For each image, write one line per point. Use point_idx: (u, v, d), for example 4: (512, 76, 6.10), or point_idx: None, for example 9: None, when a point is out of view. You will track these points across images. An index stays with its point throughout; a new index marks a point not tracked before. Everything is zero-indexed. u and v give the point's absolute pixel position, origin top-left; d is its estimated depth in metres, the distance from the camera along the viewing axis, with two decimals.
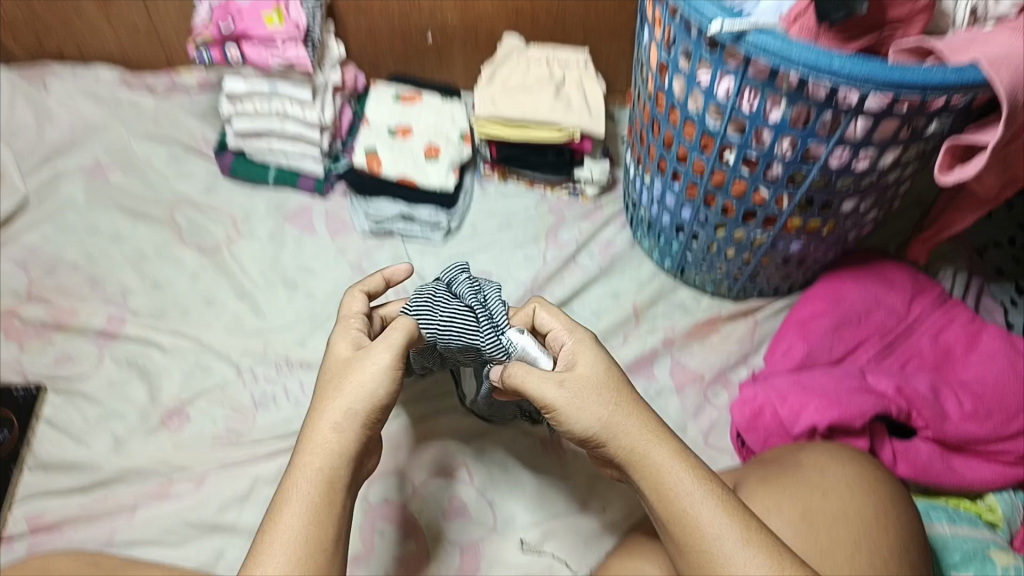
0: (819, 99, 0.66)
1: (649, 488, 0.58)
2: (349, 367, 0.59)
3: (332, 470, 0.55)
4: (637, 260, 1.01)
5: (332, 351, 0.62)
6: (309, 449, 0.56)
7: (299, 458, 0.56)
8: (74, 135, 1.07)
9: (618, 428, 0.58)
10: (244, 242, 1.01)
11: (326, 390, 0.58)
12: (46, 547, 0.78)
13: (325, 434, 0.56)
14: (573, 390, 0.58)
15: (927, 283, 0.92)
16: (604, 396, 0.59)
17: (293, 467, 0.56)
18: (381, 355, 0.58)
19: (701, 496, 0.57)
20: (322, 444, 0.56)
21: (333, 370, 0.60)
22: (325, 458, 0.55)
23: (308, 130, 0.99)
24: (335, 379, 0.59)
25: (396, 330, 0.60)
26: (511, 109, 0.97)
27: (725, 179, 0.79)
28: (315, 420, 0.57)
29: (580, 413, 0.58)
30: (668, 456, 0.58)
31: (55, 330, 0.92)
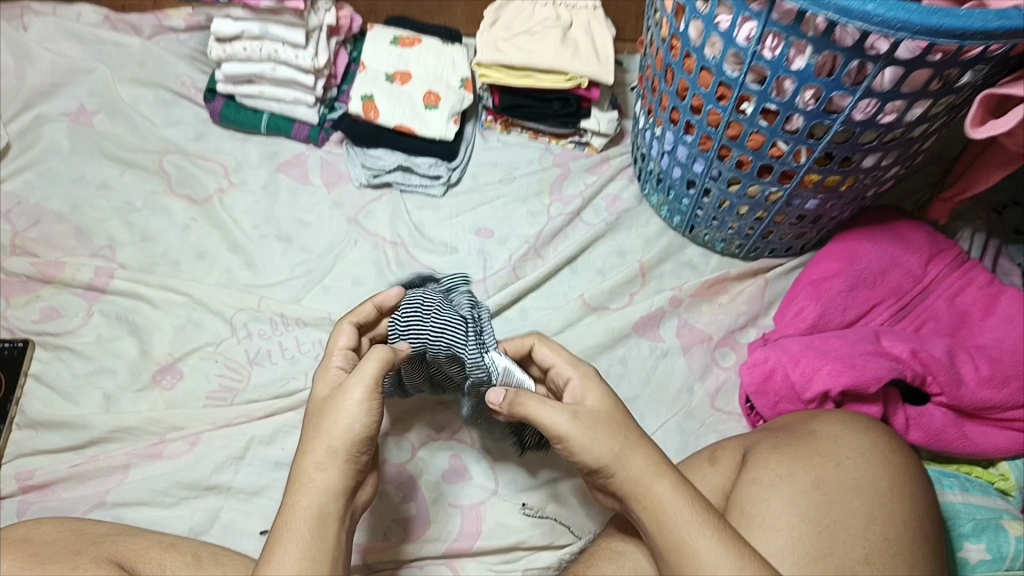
0: (847, 47, 0.61)
1: (649, 518, 0.56)
2: (329, 405, 0.56)
3: (321, 511, 0.53)
4: (645, 216, 0.97)
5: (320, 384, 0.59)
6: (298, 492, 0.53)
7: (289, 502, 0.53)
8: (56, 78, 1.02)
9: (626, 460, 0.57)
10: (237, 193, 0.97)
11: (309, 430, 0.56)
12: (37, 505, 0.77)
13: (311, 477, 0.53)
14: (586, 422, 0.57)
15: (945, 243, 0.88)
16: (616, 430, 0.58)
17: (284, 510, 0.53)
18: (354, 389, 0.55)
19: (699, 526, 0.55)
20: (310, 485, 0.53)
21: (320, 406, 0.57)
22: (312, 499, 0.53)
23: (301, 75, 0.95)
24: (317, 417, 0.56)
25: (368, 362, 0.56)
26: (515, 56, 0.92)
27: (741, 132, 0.75)
28: (301, 461, 0.54)
29: (593, 445, 0.57)
30: (671, 490, 0.56)
31: (41, 284, 0.89)
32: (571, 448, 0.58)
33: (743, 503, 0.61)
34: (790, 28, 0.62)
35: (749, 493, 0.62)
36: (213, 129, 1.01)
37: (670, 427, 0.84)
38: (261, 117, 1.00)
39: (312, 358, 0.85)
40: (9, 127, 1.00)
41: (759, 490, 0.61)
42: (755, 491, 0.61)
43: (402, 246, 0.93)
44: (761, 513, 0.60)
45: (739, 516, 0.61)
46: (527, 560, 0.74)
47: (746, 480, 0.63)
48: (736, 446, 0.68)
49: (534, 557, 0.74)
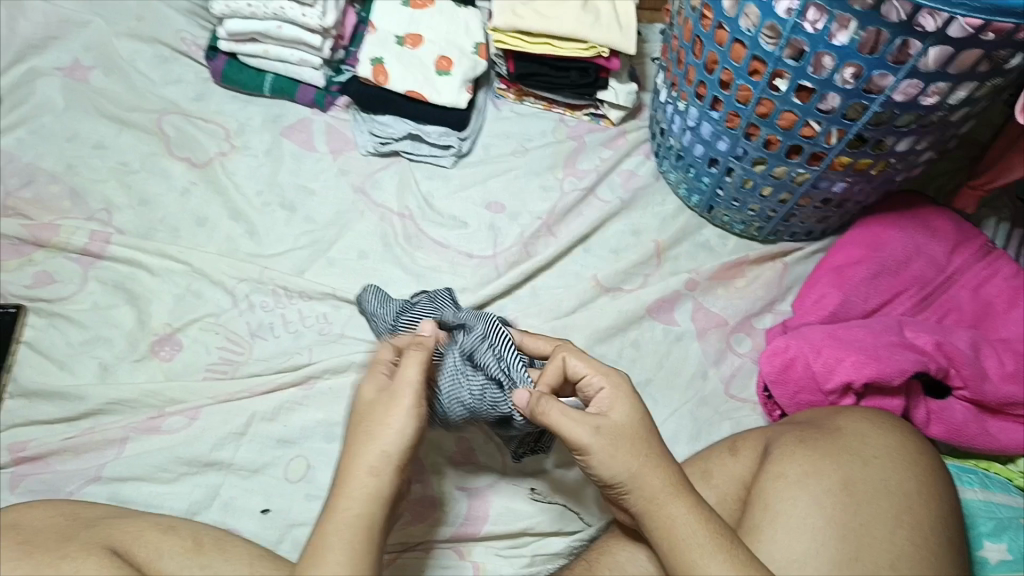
0: (895, 23, 0.58)
1: (657, 535, 0.56)
2: (376, 410, 0.54)
3: (367, 518, 0.52)
4: (661, 194, 0.94)
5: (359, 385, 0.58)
6: (344, 498, 0.52)
7: (333, 510, 0.52)
8: (49, 31, 0.97)
9: (643, 480, 0.55)
10: (239, 157, 0.93)
11: (353, 435, 0.54)
12: (30, 479, 0.74)
13: (358, 484, 0.52)
14: (606, 440, 0.55)
15: (971, 232, 0.85)
16: (637, 450, 0.56)
17: (328, 519, 0.52)
18: (405, 395, 0.54)
19: (700, 549, 0.54)
20: (358, 490, 0.52)
21: (361, 409, 0.56)
22: (358, 506, 0.52)
23: (307, 35, 0.90)
24: (364, 423, 0.55)
25: (412, 366, 0.56)
26: (533, 21, 0.87)
27: (772, 109, 0.72)
28: (346, 467, 0.53)
29: (611, 462, 0.55)
30: (684, 512, 0.55)
31: (34, 247, 0.85)
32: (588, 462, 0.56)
33: (767, 498, 0.60)
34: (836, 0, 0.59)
35: (774, 489, 0.60)
36: (214, 90, 0.97)
37: (683, 413, 0.81)
38: (264, 78, 0.96)
39: (316, 333, 0.82)
40: None
41: (786, 487, 0.60)
42: (780, 487, 0.60)
43: (410, 218, 0.90)
44: (785, 511, 0.59)
45: (763, 511, 0.60)
46: (537, 546, 0.73)
47: (772, 474, 0.61)
48: (758, 437, 0.66)
49: (544, 542, 0.73)
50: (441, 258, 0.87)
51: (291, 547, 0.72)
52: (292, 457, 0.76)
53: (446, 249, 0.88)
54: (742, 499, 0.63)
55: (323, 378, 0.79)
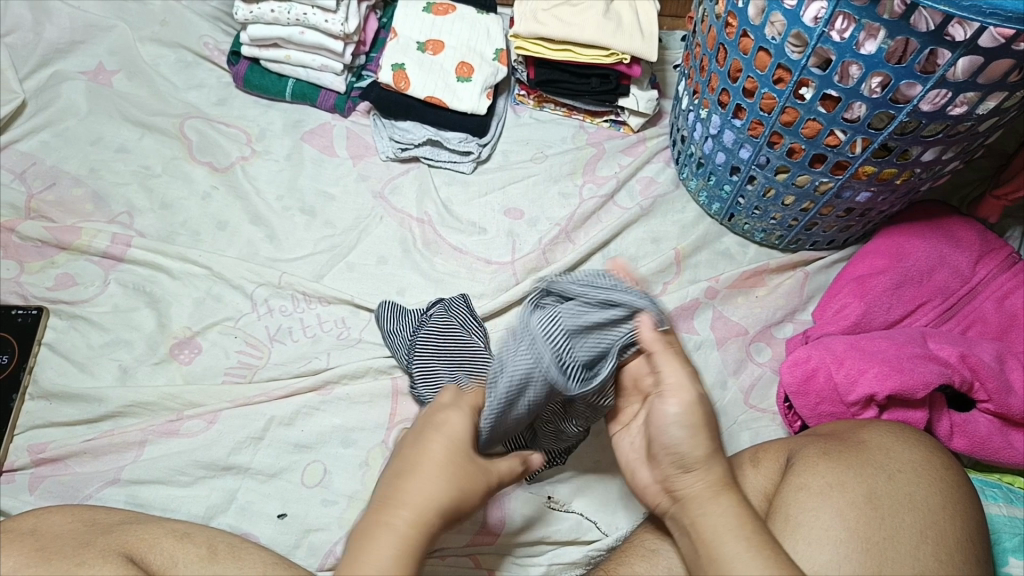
0: (924, 32, 0.58)
1: (700, 515, 0.55)
2: (468, 459, 0.55)
3: (413, 549, 0.51)
4: (681, 201, 0.93)
5: (442, 420, 0.56)
6: (402, 520, 0.51)
7: (380, 528, 0.51)
8: (75, 36, 0.98)
9: (711, 461, 0.56)
10: (259, 162, 0.93)
11: (425, 461, 0.54)
12: (49, 480, 0.75)
13: (416, 514, 0.52)
14: (701, 414, 0.57)
15: (996, 243, 0.84)
16: (713, 434, 0.57)
17: (370, 534, 0.51)
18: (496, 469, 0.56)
19: (737, 532, 0.53)
20: (423, 522, 0.52)
21: (448, 436, 0.55)
22: (408, 535, 0.51)
23: (329, 41, 0.91)
24: (454, 458, 0.54)
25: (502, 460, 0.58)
26: (555, 28, 0.87)
27: (797, 118, 0.71)
28: (407, 492, 0.52)
29: (694, 439, 0.56)
30: (731, 505, 0.54)
31: (57, 250, 0.86)
32: (665, 424, 0.57)
33: (789, 508, 0.60)
34: (864, 9, 0.58)
35: (797, 499, 0.60)
36: (236, 95, 0.98)
37: None
38: (286, 83, 0.96)
39: (335, 338, 0.82)
40: (25, 85, 0.97)
41: (808, 497, 0.59)
42: (804, 497, 0.60)
43: (429, 223, 0.90)
44: (808, 522, 0.58)
45: (785, 522, 0.59)
46: (553, 555, 0.72)
47: (794, 485, 0.61)
48: (781, 449, 0.66)
49: (560, 552, 0.72)
50: (460, 264, 0.87)
51: (307, 553, 0.71)
52: (309, 460, 0.76)
53: (465, 255, 0.88)
54: (765, 510, 0.62)
55: (341, 383, 0.79)
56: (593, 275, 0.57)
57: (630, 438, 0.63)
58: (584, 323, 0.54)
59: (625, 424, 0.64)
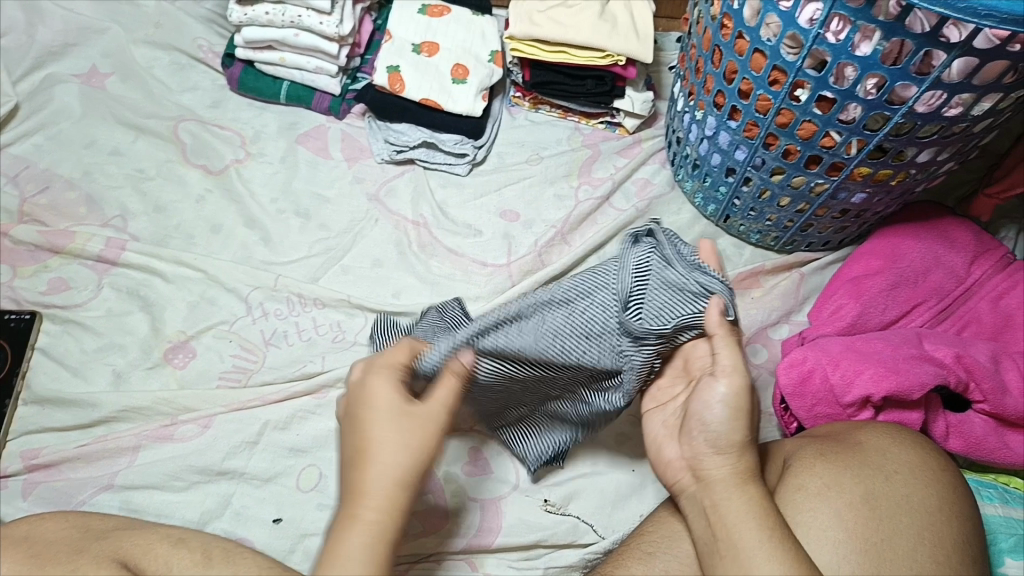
0: (919, 34, 0.58)
1: (720, 497, 0.55)
2: (406, 422, 0.54)
3: (392, 526, 0.52)
4: (677, 202, 0.93)
5: (363, 391, 0.56)
6: (364, 509, 0.52)
7: (348, 521, 0.52)
8: (68, 38, 0.98)
9: (744, 449, 0.57)
10: (254, 165, 0.93)
11: (369, 443, 0.54)
12: (42, 486, 0.74)
13: (383, 497, 0.52)
14: (748, 402, 0.57)
15: (991, 243, 0.84)
16: (751, 421, 0.57)
17: (344, 527, 0.52)
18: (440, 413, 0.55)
19: (757, 518, 0.53)
20: (385, 504, 0.52)
21: (382, 413, 0.54)
22: (383, 516, 0.52)
23: (324, 42, 0.90)
24: (394, 431, 0.54)
25: (442, 389, 0.56)
26: (550, 30, 0.87)
27: (792, 119, 0.71)
28: (365, 479, 0.53)
29: (734, 424, 0.56)
30: (758, 495, 0.55)
31: (50, 254, 0.86)
32: (708, 404, 0.57)
33: (787, 508, 0.59)
34: (860, 11, 0.58)
35: (794, 500, 0.60)
36: (230, 97, 0.98)
37: None
38: (280, 86, 0.96)
39: (330, 341, 0.82)
40: (18, 87, 0.96)
41: (806, 498, 0.59)
42: (801, 498, 0.60)
43: (424, 226, 0.89)
44: (806, 523, 0.58)
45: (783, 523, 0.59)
46: (550, 558, 0.72)
47: (792, 486, 0.61)
48: (778, 449, 0.66)
49: (557, 555, 0.72)
50: (455, 266, 0.87)
51: (302, 557, 0.71)
52: (305, 465, 0.75)
53: (460, 257, 0.88)
54: None
55: (336, 387, 0.79)
56: (688, 257, 0.62)
57: (663, 416, 0.64)
58: (667, 277, 0.60)
59: (661, 402, 0.65)
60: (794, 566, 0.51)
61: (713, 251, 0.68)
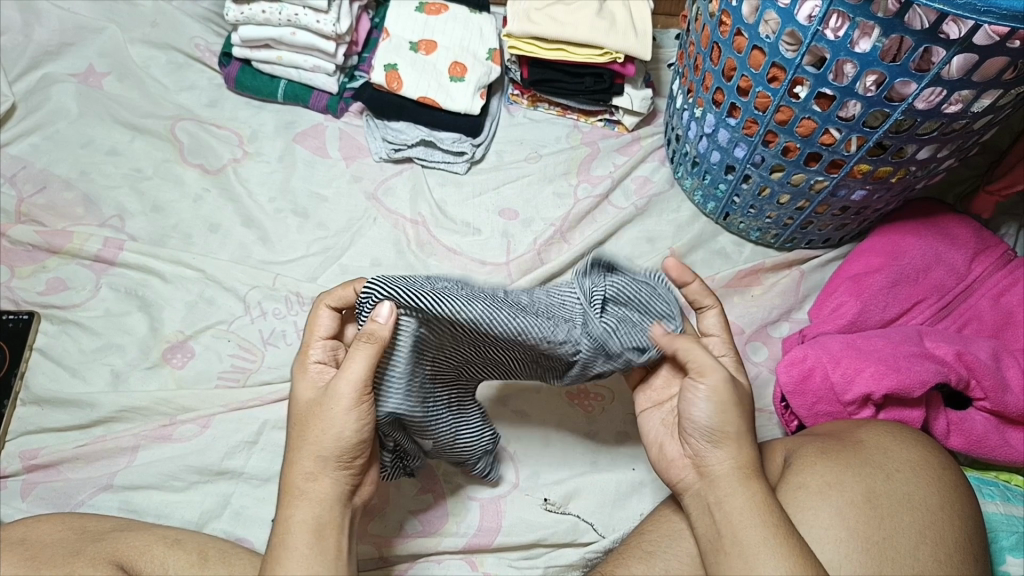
0: (918, 31, 0.57)
1: (724, 493, 0.55)
2: (310, 411, 0.55)
3: (324, 507, 0.54)
4: (676, 200, 0.93)
5: (297, 379, 0.57)
6: (292, 504, 0.54)
7: (283, 516, 0.54)
8: (65, 37, 0.97)
9: (742, 442, 0.56)
10: (252, 164, 0.92)
11: (295, 431, 0.55)
12: (41, 487, 0.74)
13: (311, 480, 0.54)
14: (734, 393, 0.56)
15: (991, 240, 0.83)
16: (744, 412, 0.57)
17: (280, 513, 0.54)
18: (341, 392, 0.53)
19: (759, 515, 0.53)
20: (304, 495, 0.54)
21: (294, 406, 0.56)
22: (310, 499, 0.54)
23: (321, 41, 0.90)
24: (302, 424, 0.55)
25: (354, 362, 0.53)
26: (548, 28, 0.87)
27: (791, 116, 0.70)
28: (294, 465, 0.54)
29: (724, 416, 0.56)
30: (757, 492, 0.54)
31: (47, 254, 0.86)
32: (694, 401, 0.56)
33: (789, 507, 0.59)
34: (859, 7, 0.58)
35: (796, 498, 0.59)
36: (228, 96, 0.98)
37: None
38: (278, 84, 0.96)
39: None
40: (14, 87, 0.96)
41: (808, 496, 0.59)
42: (803, 496, 0.59)
43: (423, 225, 0.89)
44: (808, 521, 0.58)
45: None
46: (549, 557, 0.72)
47: (793, 484, 0.60)
48: (778, 447, 0.65)
49: (557, 554, 0.72)
50: (454, 265, 0.87)
51: None
52: None
53: (459, 255, 0.87)
54: None
55: None
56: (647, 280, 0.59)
57: (660, 415, 0.63)
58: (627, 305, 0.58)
59: (658, 401, 0.64)
60: (796, 564, 0.51)
61: (682, 266, 0.60)
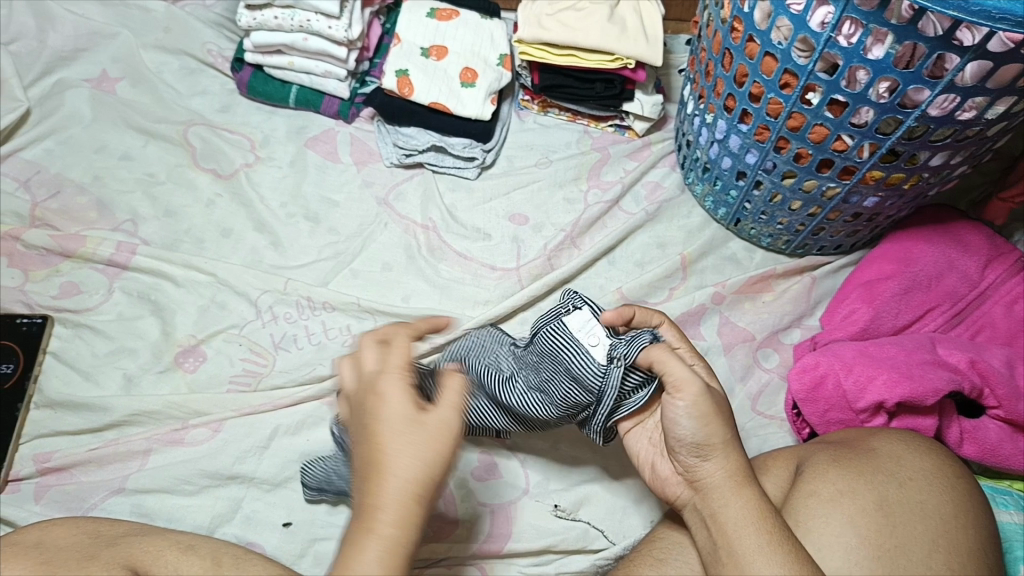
0: (933, 37, 0.57)
1: (720, 504, 0.55)
2: (416, 426, 0.47)
3: (408, 551, 0.46)
4: (686, 205, 0.92)
5: (376, 398, 0.49)
6: (379, 530, 0.45)
7: (364, 545, 0.45)
8: (79, 43, 0.98)
9: (729, 449, 0.56)
10: (264, 169, 0.93)
11: (380, 454, 0.47)
12: (54, 490, 0.74)
13: (397, 514, 0.46)
14: (712, 401, 0.56)
15: (1005, 247, 0.82)
16: (727, 419, 0.56)
17: (354, 544, 0.45)
18: (454, 419, 0.49)
19: (755, 522, 0.53)
20: (401, 524, 0.45)
21: (385, 419, 0.48)
22: (397, 540, 0.45)
23: (333, 47, 0.90)
24: (403, 440, 0.47)
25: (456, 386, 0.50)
26: (559, 34, 0.87)
27: (803, 123, 0.70)
28: (377, 492, 0.46)
29: (705, 424, 0.55)
30: (754, 498, 0.54)
31: (61, 258, 0.86)
32: (675, 419, 0.56)
33: (798, 514, 0.59)
34: (873, 14, 0.58)
35: (807, 506, 0.59)
36: (240, 101, 0.98)
37: None
38: (290, 90, 0.96)
39: (339, 345, 0.82)
40: (29, 93, 0.97)
41: (818, 504, 0.59)
42: (813, 504, 0.59)
43: (433, 230, 0.89)
44: (818, 528, 0.58)
45: (796, 527, 0.58)
46: (560, 564, 0.72)
47: (804, 492, 0.60)
48: (790, 456, 0.65)
49: (567, 561, 0.72)
50: (464, 270, 0.87)
51: (312, 562, 0.72)
52: None
53: (470, 261, 0.88)
54: None
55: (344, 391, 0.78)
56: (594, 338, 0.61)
57: (646, 433, 0.64)
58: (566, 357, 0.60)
59: (639, 420, 0.65)
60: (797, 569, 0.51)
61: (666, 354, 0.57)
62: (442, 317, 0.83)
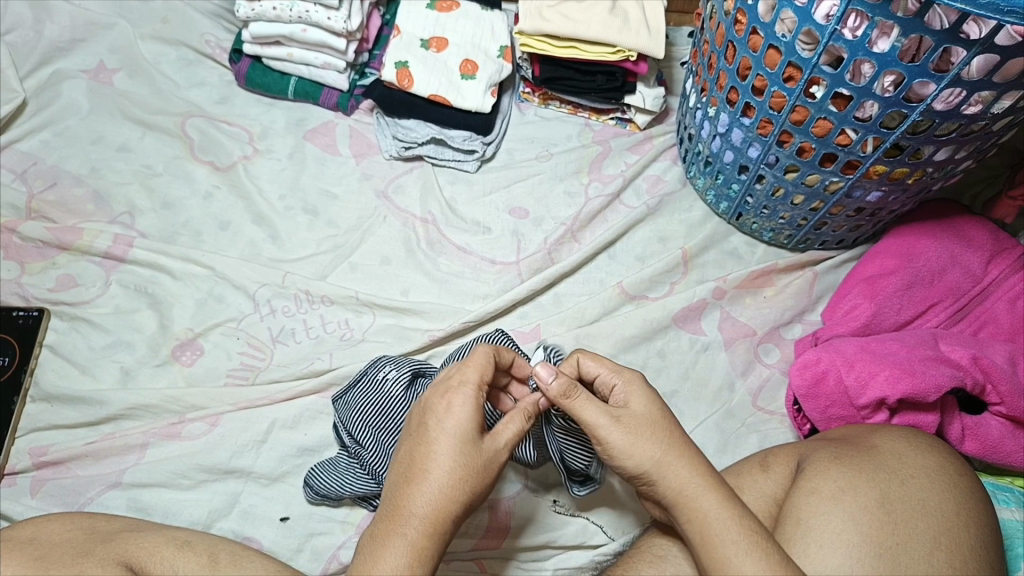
0: (938, 30, 0.56)
1: (683, 521, 0.54)
2: (472, 450, 0.53)
3: (427, 558, 0.50)
4: (688, 200, 0.92)
5: (443, 408, 0.54)
6: (408, 526, 0.50)
7: (392, 539, 0.50)
8: (76, 34, 0.97)
9: (665, 467, 0.54)
10: (262, 161, 0.92)
11: (428, 460, 0.52)
12: (50, 483, 0.74)
13: (429, 523, 0.51)
14: (632, 425, 0.56)
15: (1008, 242, 0.82)
16: (658, 437, 0.55)
17: (384, 537, 0.50)
18: (501, 454, 0.54)
19: (726, 526, 0.52)
20: (433, 530, 0.51)
21: (446, 432, 0.53)
22: (421, 544, 0.50)
23: (331, 38, 0.90)
24: (457, 456, 0.52)
25: (510, 427, 0.56)
26: (560, 25, 0.86)
27: (807, 116, 0.70)
28: (416, 495, 0.51)
29: (632, 450, 0.55)
30: (716, 505, 0.53)
31: (58, 251, 0.86)
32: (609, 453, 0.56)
33: (799, 512, 0.59)
34: (878, 7, 0.57)
35: (808, 504, 0.59)
36: (238, 93, 0.97)
37: (709, 426, 0.79)
38: (288, 82, 0.95)
39: (338, 339, 0.81)
40: (25, 83, 0.96)
41: (819, 502, 0.58)
42: (814, 502, 0.59)
43: (432, 223, 0.89)
44: (819, 526, 0.57)
45: (794, 526, 0.58)
46: (558, 560, 0.71)
47: (806, 489, 0.60)
48: (791, 453, 0.65)
49: (565, 557, 0.72)
50: (463, 264, 0.86)
51: (310, 557, 0.71)
52: (312, 465, 0.75)
53: (469, 255, 0.87)
54: (775, 515, 0.61)
55: (342, 384, 0.78)
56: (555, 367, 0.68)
57: None
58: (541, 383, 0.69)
59: None
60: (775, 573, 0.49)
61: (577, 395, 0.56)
62: (442, 309, 0.82)
